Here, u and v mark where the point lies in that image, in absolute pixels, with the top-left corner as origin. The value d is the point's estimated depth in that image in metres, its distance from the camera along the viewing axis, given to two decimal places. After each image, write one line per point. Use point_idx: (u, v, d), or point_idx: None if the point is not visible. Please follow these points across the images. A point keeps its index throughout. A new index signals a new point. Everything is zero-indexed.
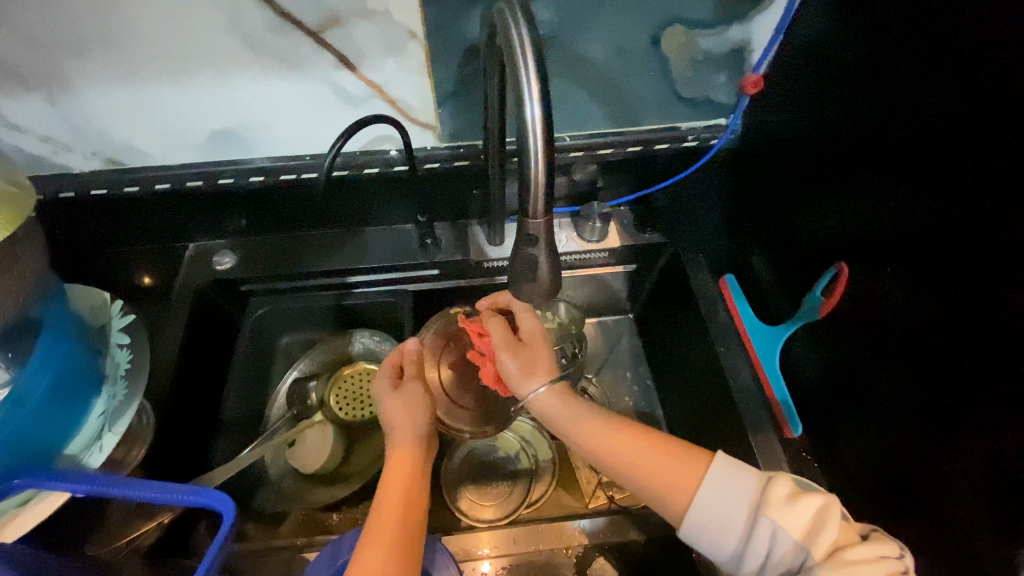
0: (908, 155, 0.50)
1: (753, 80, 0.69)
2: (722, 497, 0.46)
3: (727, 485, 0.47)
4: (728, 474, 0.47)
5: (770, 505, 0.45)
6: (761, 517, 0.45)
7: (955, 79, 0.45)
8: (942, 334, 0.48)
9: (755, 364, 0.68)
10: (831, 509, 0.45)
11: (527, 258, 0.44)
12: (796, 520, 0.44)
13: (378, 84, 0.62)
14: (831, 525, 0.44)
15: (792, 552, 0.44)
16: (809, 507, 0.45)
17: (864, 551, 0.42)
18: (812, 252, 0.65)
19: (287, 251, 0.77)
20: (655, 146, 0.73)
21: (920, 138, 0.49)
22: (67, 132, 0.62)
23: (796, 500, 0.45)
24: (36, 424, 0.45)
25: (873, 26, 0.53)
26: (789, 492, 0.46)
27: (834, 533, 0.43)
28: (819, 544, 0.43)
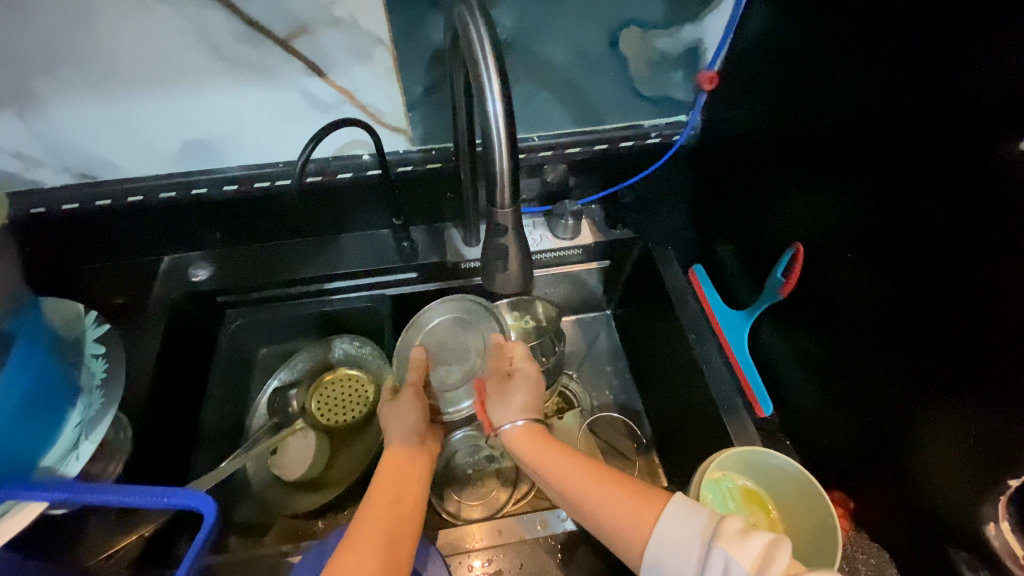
0: (853, 140, 0.53)
1: (709, 77, 0.72)
2: (678, 532, 0.47)
3: (680, 518, 0.47)
4: (683, 509, 0.48)
5: (721, 537, 0.44)
6: (713, 549, 0.44)
7: (891, 65, 0.49)
8: (895, 303, 0.50)
9: (726, 349, 0.71)
10: (781, 542, 0.43)
11: (499, 247, 0.46)
12: (747, 551, 0.43)
13: (348, 90, 0.64)
14: (781, 555, 0.42)
15: None
16: (759, 539, 0.43)
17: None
18: (774, 239, 0.67)
19: (263, 261, 0.77)
20: (620, 144, 0.76)
21: (865, 123, 0.52)
22: (38, 148, 0.62)
23: (748, 533, 0.44)
24: (10, 436, 0.44)
25: (815, 23, 0.56)
26: (742, 526, 0.45)
27: (787, 562, 0.41)
28: (770, 575, 0.41)
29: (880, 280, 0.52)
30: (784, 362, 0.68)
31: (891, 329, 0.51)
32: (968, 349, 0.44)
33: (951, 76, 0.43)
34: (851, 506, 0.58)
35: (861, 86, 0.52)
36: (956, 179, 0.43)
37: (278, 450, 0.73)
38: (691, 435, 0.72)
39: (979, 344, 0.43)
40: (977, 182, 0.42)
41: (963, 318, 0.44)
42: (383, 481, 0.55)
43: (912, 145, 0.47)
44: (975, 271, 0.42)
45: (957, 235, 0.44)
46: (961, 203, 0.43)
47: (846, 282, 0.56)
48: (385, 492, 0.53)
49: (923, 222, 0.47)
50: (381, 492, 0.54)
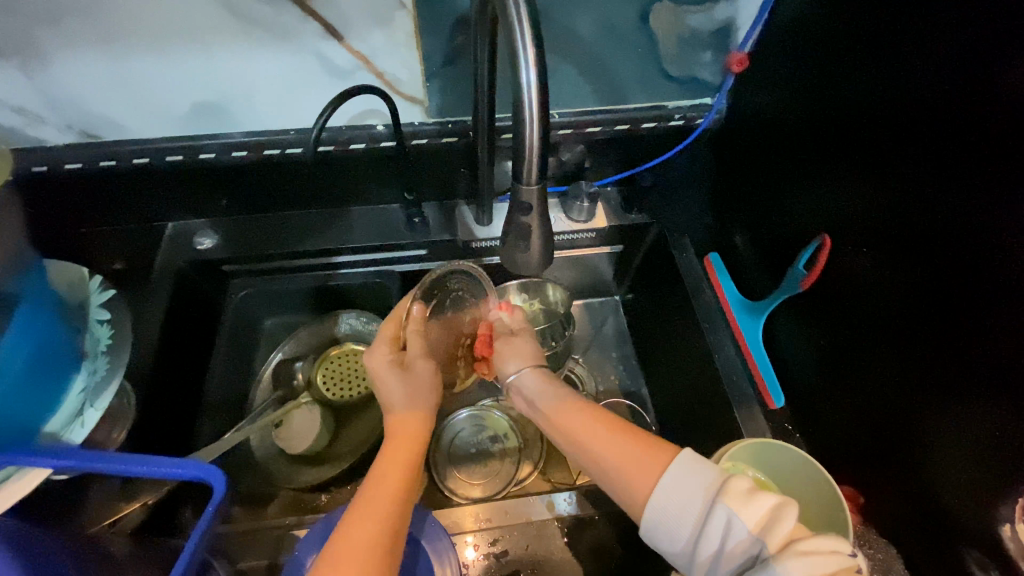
0: (883, 131, 0.52)
1: (739, 58, 0.69)
2: (682, 487, 0.44)
3: (684, 476, 0.44)
4: (690, 465, 0.45)
5: (728, 494, 0.42)
6: (717, 506, 0.42)
7: (927, 52, 0.46)
8: (915, 299, 0.49)
9: (740, 340, 0.69)
10: (788, 506, 0.42)
11: (521, 225, 0.44)
12: (753, 512, 0.42)
13: (365, 56, 0.61)
14: (786, 518, 0.41)
15: (745, 544, 0.41)
16: (765, 502, 0.42)
17: (820, 543, 0.40)
18: (793, 229, 0.66)
19: (269, 232, 0.75)
20: (642, 125, 0.72)
21: (892, 115, 0.50)
22: (41, 103, 0.60)
23: (755, 495, 0.43)
24: (14, 400, 0.43)
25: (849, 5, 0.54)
26: (748, 487, 0.43)
27: (792, 524, 0.41)
28: (774, 535, 0.40)
29: (901, 276, 0.51)
30: (796, 354, 0.67)
31: (909, 326, 0.50)
32: (994, 350, 0.43)
33: (996, 64, 0.41)
34: (860, 501, 0.58)
35: (895, 75, 0.50)
36: (995, 174, 0.42)
37: (283, 423, 0.72)
38: (697, 424, 0.71)
39: (1009, 345, 0.41)
40: (1017, 179, 0.40)
41: (992, 317, 0.43)
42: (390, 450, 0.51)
43: (944, 137, 0.45)
44: (1008, 270, 0.41)
45: (991, 232, 0.42)
46: (996, 200, 0.42)
47: (865, 276, 0.55)
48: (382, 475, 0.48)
49: (954, 218, 0.45)
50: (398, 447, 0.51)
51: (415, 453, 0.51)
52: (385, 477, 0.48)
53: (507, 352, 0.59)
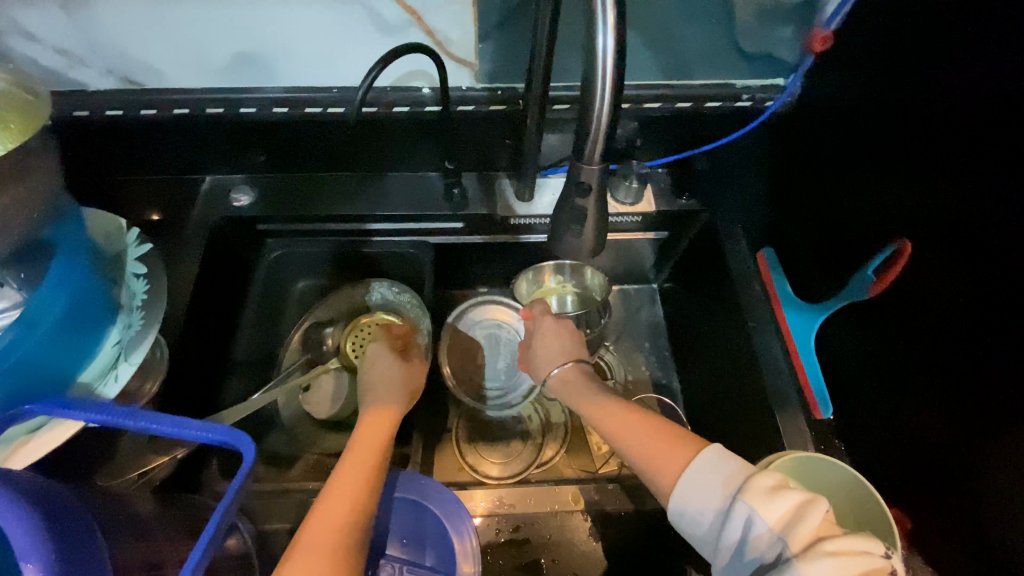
0: (979, 128, 0.45)
1: (822, 37, 0.62)
2: (702, 481, 0.43)
3: (707, 471, 0.43)
4: (714, 461, 0.44)
5: (749, 491, 0.41)
6: (737, 502, 0.41)
7: None
8: (997, 319, 0.44)
9: (789, 342, 0.65)
10: (815, 503, 0.39)
11: (575, 207, 0.41)
12: (775, 507, 0.39)
13: (416, 12, 0.57)
14: (811, 516, 0.38)
15: (766, 540, 0.39)
16: (791, 498, 0.40)
17: (846, 543, 0.37)
18: (856, 229, 0.60)
19: (306, 193, 0.73)
20: (705, 104, 0.68)
21: (997, 110, 0.44)
22: (82, 45, 0.58)
23: (779, 490, 0.40)
24: (48, 351, 0.43)
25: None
26: (773, 483, 0.41)
27: (816, 523, 0.38)
28: (796, 535, 0.38)
29: (980, 292, 0.46)
30: (846, 363, 0.62)
31: (984, 349, 0.46)
32: None
33: None
34: (907, 525, 0.53)
35: (1001, 64, 0.43)
36: None
37: (311, 388, 0.72)
38: (731, 426, 0.68)
39: None
40: None
41: None
42: (361, 442, 0.53)
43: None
44: None
45: None
46: None
47: (937, 287, 0.50)
48: (352, 463, 0.51)
49: None
50: (359, 452, 0.52)
51: (382, 451, 0.53)
52: (354, 463, 0.50)
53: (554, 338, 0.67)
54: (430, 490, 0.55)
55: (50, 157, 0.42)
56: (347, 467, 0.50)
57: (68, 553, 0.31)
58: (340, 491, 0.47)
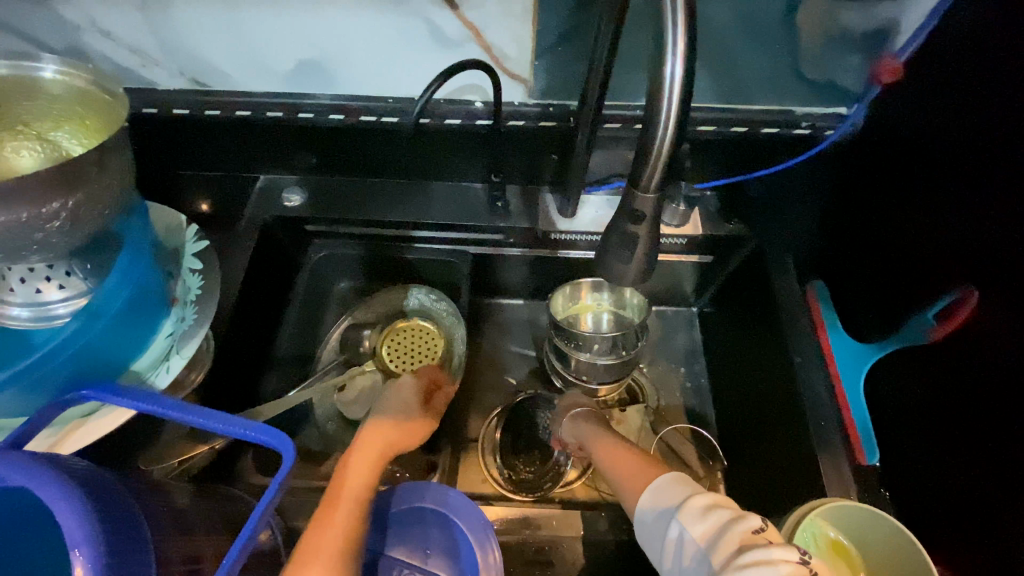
0: None
1: (892, 67, 0.59)
2: (655, 505, 0.48)
3: (660, 493, 0.48)
4: (667, 484, 0.49)
5: (683, 510, 0.45)
6: (674, 520, 0.45)
7: None
8: None
9: (835, 381, 0.62)
10: (744, 520, 0.42)
11: (626, 233, 0.40)
12: (702, 524, 0.43)
13: (476, 27, 0.58)
14: (732, 531, 0.41)
15: (696, 554, 0.42)
16: (719, 516, 0.43)
17: (760, 551, 0.38)
18: (915, 269, 0.57)
19: (354, 197, 0.75)
20: (762, 130, 0.66)
21: None
22: (157, 46, 0.61)
23: (711, 508, 0.44)
24: (108, 340, 0.45)
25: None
26: (708, 502, 0.45)
27: (738, 536, 0.41)
28: (722, 549, 0.41)
29: None
30: (896, 408, 0.59)
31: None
32: None
33: None
34: None
35: None
36: None
37: (344, 388, 0.72)
38: (768, 463, 0.66)
39: None
40: None
41: None
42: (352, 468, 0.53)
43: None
44: None
45: None
46: None
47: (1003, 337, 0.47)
48: (345, 490, 0.51)
49: None
50: (364, 454, 0.54)
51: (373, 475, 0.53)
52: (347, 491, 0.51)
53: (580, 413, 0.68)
54: (453, 497, 0.56)
55: (126, 156, 0.44)
56: (341, 494, 0.51)
57: (120, 536, 0.32)
58: (331, 519, 0.48)
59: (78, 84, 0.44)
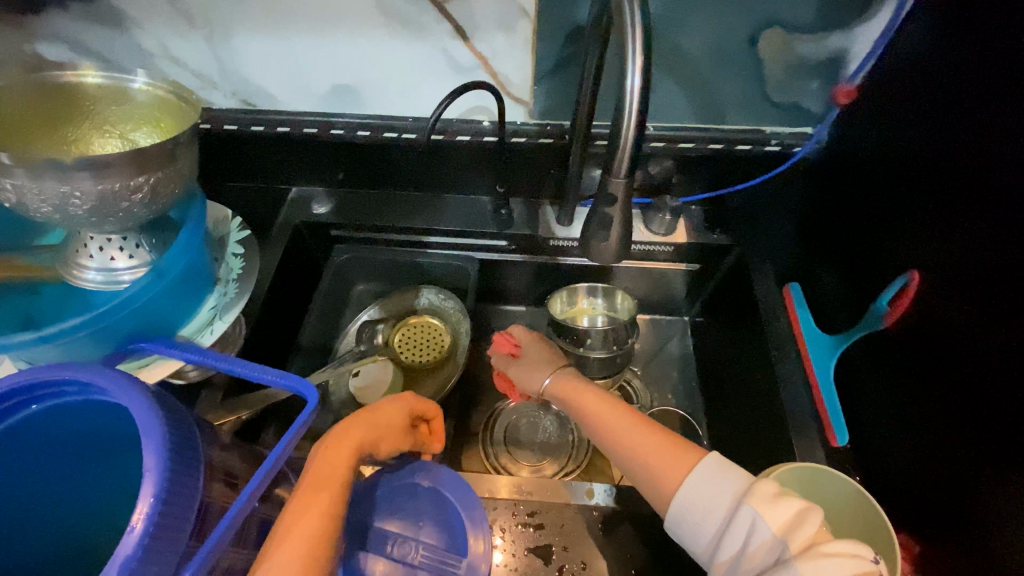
0: (982, 174, 0.50)
1: (847, 90, 0.68)
2: (708, 489, 0.46)
3: (710, 479, 0.47)
4: (715, 470, 0.47)
5: (753, 496, 0.44)
6: (743, 506, 0.44)
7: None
8: (1000, 349, 0.47)
9: (810, 373, 0.67)
10: (812, 512, 0.43)
11: (603, 214, 0.48)
12: (777, 514, 0.43)
13: (485, 56, 0.68)
14: (808, 525, 0.42)
15: (768, 545, 0.42)
16: (791, 506, 0.43)
17: (842, 546, 0.40)
18: (876, 268, 0.63)
19: (376, 206, 0.84)
20: (737, 146, 0.74)
21: (998, 158, 0.48)
22: (216, 70, 0.72)
23: (780, 498, 0.44)
24: (165, 300, 0.53)
25: (967, 41, 0.52)
26: (775, 492, 0.45)
27: (813, 530, 0.42)
28: (796, 539, 0.41)
29: (985, 325, 0.48)
30: (864, 397, 0.64)
31: (989, 377, 0.48)
32: None
33: None
34: (916, 550, 0.54)
35: (1003, 117, 0.48)
36: None
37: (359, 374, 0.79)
38: (751, 453, 0.70)
39: None
40: None
41: None
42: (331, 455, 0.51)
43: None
44: None
45: None
46: None
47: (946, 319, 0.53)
48: (318, 477, 0.49)
49: None
50: (341, 444, 0.52)
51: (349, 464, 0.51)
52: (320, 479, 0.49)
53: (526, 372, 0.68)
54: (446, 479, 0.59)
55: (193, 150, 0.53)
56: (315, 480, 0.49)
57: (178, 447, 0.38)
58: (302, 504, 0.47)
59: (159, 94, 0.54)
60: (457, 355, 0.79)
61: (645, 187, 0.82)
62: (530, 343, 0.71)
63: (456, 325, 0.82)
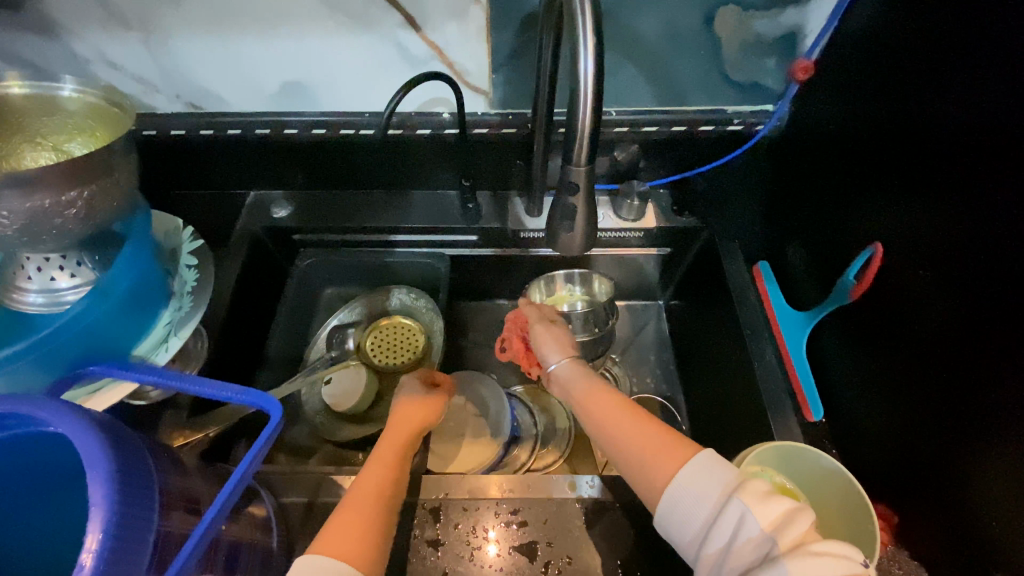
0: (937, 145, 0.50)
1: (804, 66, 0.68)
2: (699, 480, 0.45)
3: (706, 470, 0.46)
4: (711, 462, 0.47)
5: (744, 491, 0.43)
6: (732, 500, 0.43)
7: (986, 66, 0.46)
8: (963, 318, 0.47)
9: (784, 353, 0.67)
10: (803, 512, 0.42)
11: (567, 205, 0.46)
12: (768, 510, 0.42)
13: (439, 47, 0.66)
14: (798, 524, 0.41)
15: (756, 541, 0.41)
16: (781, 505, 0.43)
17: (830, 547, 0.39)
18: (841, 242, 0.64)
19: (338, 207, 0.82)
20: (701, 128, 0.74)
21: (953, 130, 0.49)
22: (157, 74, 0.68)
23: (772, 497, 0.43)
24: (113, 319, 0.50)
25: (917, 11, 0.52)
26: (766, 491, 0.44)
27: (802, 530, 0.41)
28: (785, 535, 0.40)
29: (947, 294, 0.49)
30: (836, 371, 0.65)
31: (954, 344, 0.48)
32: None
33: None
34: (893, 520, 0.56)
35: (956, 86, 0.48)
36: None
37: (332, 381, 0.77)
38: (730, 433, 0.70)
39: None
40: None
41: None
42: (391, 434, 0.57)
43: (1005, 146, 0.44)
44: None
45: None
46: None
47: (909, 291, 0.54)
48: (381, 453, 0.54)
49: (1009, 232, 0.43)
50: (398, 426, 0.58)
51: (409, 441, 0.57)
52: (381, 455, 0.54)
53: (543, 340, 0.65)
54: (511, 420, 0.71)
55: (131, 159, 0.50)
56: (377, 457, 0.54)
57: (129, 476, 0.36)
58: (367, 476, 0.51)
59: (90, 101, 0.51)
60: (432, 354, 0.77)
61: (610, 174, 0.81)
62: (561, 326, 0.67)
63: (428, 323, 0.80)
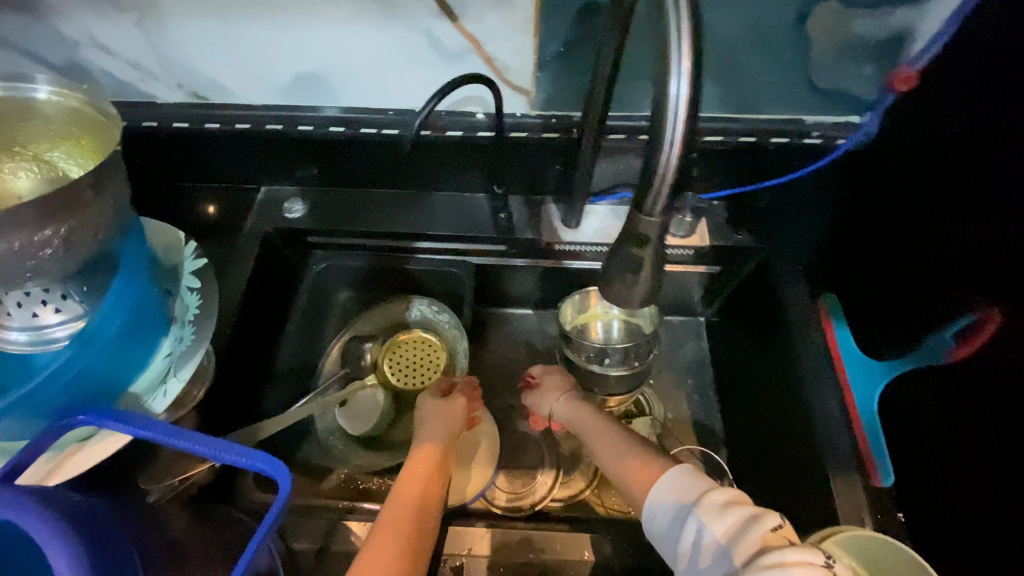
0: None
1: (906, 75, 0.57)
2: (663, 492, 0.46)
3: (669, 482, 0.46)
4: (680, 475, 0.47)
5: (701, 505, 0.43)
6: (689, 514, 0.43)
7: None
8: None
9: (850, 403, 0.59)
10: (766, 517, 0.40)
11: (631, 258, 0.39)
12: (722, 521, 0.41)
13: (478, 39, 0.57)
14: (755, 530, 0.39)
15: (712, 551, 0.40)
16: (739, 514, 0.41)
17: (784, 554, 0.37)
18: (932, 288, 0.55)
19: (357, 209, 0.74)
20: (772, 139, 0.65)
21: None
22: (155, 60, 0.60)
23: (731, 506, 0.42)
24: (104, 362, 0.44)
25: None
26: (727, 499, 0.42)
27: (760, 537, 0.39)
28: (739, 544, 0.39)
29: None
30: (910, 430, 0.57)
31: None
32: None
33: None
34: None
35: None
36: None
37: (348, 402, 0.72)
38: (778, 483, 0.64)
39: None
40: None
41: None
42: (406, 480, 0.54)
43: None
44: None
45: None
46: None
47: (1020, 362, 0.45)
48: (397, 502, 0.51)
49: None
50: (415, 470, 0.55)
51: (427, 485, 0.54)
52: (396, 505, 0.51)
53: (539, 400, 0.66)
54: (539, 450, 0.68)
55: (121, 177, 0.43)
56: (393, 505, 0.51)
57: None
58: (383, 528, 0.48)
59: (71, 105, 0.43)
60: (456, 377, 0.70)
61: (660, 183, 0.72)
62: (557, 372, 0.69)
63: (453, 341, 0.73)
